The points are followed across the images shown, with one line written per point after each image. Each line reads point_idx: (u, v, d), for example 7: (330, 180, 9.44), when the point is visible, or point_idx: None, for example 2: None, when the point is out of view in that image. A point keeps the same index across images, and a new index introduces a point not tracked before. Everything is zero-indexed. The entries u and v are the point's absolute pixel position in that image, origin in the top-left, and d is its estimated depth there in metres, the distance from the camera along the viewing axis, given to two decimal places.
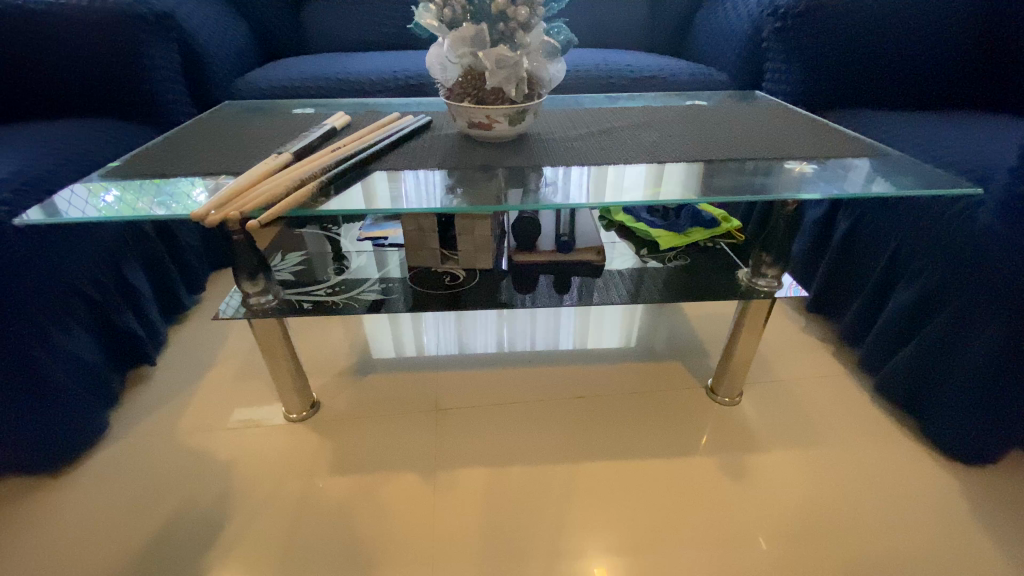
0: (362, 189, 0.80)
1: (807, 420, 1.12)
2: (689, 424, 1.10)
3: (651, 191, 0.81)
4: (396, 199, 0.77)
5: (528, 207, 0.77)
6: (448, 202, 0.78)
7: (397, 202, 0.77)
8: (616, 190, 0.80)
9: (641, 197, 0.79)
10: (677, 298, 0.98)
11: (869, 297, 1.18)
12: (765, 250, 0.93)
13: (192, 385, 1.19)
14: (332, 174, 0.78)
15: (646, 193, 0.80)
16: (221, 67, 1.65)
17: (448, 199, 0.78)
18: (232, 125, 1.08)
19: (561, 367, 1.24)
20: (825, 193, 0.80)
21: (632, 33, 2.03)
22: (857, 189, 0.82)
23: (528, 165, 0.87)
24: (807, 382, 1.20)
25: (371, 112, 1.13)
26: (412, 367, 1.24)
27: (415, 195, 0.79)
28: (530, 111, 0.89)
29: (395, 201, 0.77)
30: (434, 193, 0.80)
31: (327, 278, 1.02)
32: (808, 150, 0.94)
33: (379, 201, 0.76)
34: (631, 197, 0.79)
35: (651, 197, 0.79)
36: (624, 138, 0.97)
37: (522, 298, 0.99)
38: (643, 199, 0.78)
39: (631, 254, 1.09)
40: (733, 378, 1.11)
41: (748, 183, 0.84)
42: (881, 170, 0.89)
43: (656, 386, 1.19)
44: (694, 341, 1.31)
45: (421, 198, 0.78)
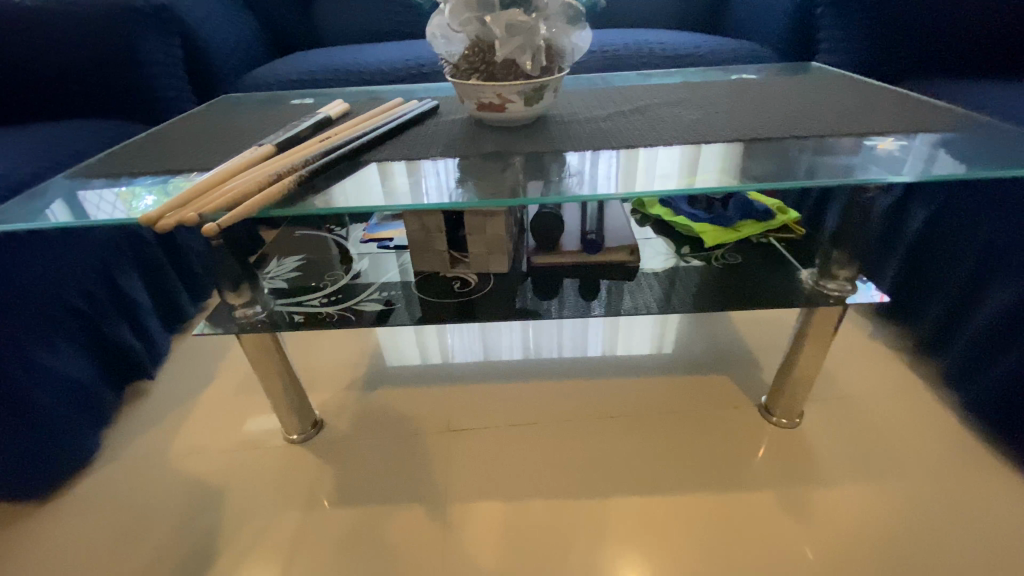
0: (354, 185, 0.68)
1: (883, 444, 0.95)
2: (739, 450, 0.95)
3: (686, 178, 0.66)
4: (393, 195, 0.65)
5: (546, 202, 0.63)
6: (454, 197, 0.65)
7: (395, 198, 0.64)
8: (647, 177, 0.66)
9: (674, 186, 0.65)
10: (730, 306, 0.82)
11: (959, 297, 0.99)
12: (835, 246, 0.77)
13: (191, 401, 1.11)
14: (318, 167, 0.67)
15: (681, 181, 0.66)
16: (226, 63, 1.58)
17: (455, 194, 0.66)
18: (222, 119, 0.98)
19: (587, 382, 1.10)
20: (920, 175, 0.63)
21: (662, 11, 1.87)
22: (961, 168, 0.65)
23: (546, 150, 0.74)
24: (880, 398, 1.03)
25: (373, 99, 1.02)
26: (424, 381, 1.13)
27: (416, 189, 0.66)
28: (550, 88, 0.76)
29: (394, 196, 0.65)
30: (439, 187, 0.67)
31: (325, 286, 0.91)
32: (888, 124, 0.77)
33: (371, 199, 0.64)
34: (663, 187, 0.64)
35: (686, 186, 0.64)
36: (661, 117, 0.82)
37: (548, 308, 0.86)
38: (679, 189, 0.64)
39: (669, 253, 0.95)
40: (792, 396, 0.95)
41: (817, 165, 0.68)
42: (983, 146, 0.72)
43: (700, 404, 1.04)
44: (741, 350, 1.15)
45: (422, 193, 0.65)
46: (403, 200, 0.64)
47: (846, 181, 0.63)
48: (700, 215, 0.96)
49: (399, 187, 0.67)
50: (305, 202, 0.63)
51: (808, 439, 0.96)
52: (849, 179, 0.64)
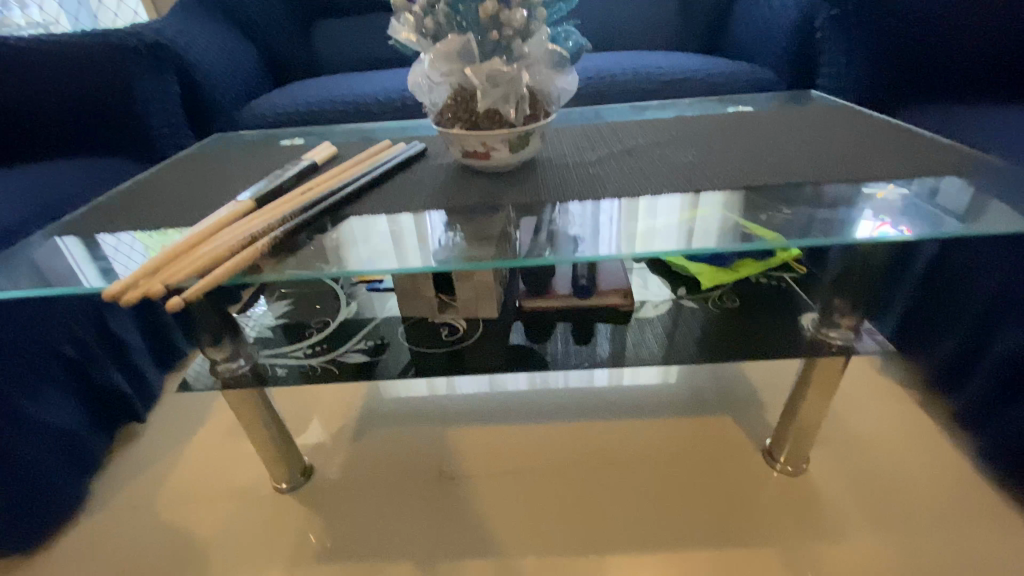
0: (339, 245, 0.67)
1: (895, 492, 0.90)
2: (741, 500, 0.91)
3: (683, 236, 0.63)
4: (377, 256, 0.64)
5: (533, 264, 0.61)
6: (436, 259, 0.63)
7: (381, 260, 0.63)
8: (646, 238, 0.63)
9: (670, 247, 0.62)
10: (723, 357, 0.79)
11: (969, 337, 0.95)
12: (837, 295, 0.73)
13: (181, 444, 1.09)
14: (296, 226, 0.65)
15: (678, 240, 0.63)
16: (224, 96, 1.59)
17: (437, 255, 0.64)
18: (211, 162, 0.98)
19: (585, 423, 1.07)
20: (921, 233, 0.60)
21: (661, 32, 1.85)
22: (964, 223, 0.62)
23: (532, 200, 0.72)
24: (891, 439, 0.99)
25: (362, 139, 1.01)
26: (417, 421, 1.10)
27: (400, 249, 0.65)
28: (535, 134, 0.74)
29: (380, 258, 0.63)
30: (424, 246, 0.65)
31: (311, 333, 0.90)
32: (888, 167, 0.74)
33: (356, 262, 0.63)
34: (661, 248, 0.61)
35: (684, 247, 0.61)
36: (652, 159, 0.80)
37: (537, 358, 0.84)
38: (678, 250, 0.61)
39: (666, 295, 0.92)
40: (795, 442, 0.91)
41: (812, 218, 0.65)
42: (987, 194, 0.68)
43: (701, 448, 1.00)
44: (744, 388, 1.11)
45: (407, 254, 0.64)
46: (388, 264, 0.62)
47: (841, 240, 0.60)
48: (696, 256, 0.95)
49: (384, 246, 0.66)
50: (280, 268, 0.62)
51: (814, 486, 0.92)
52: (855, 238, 0.60)
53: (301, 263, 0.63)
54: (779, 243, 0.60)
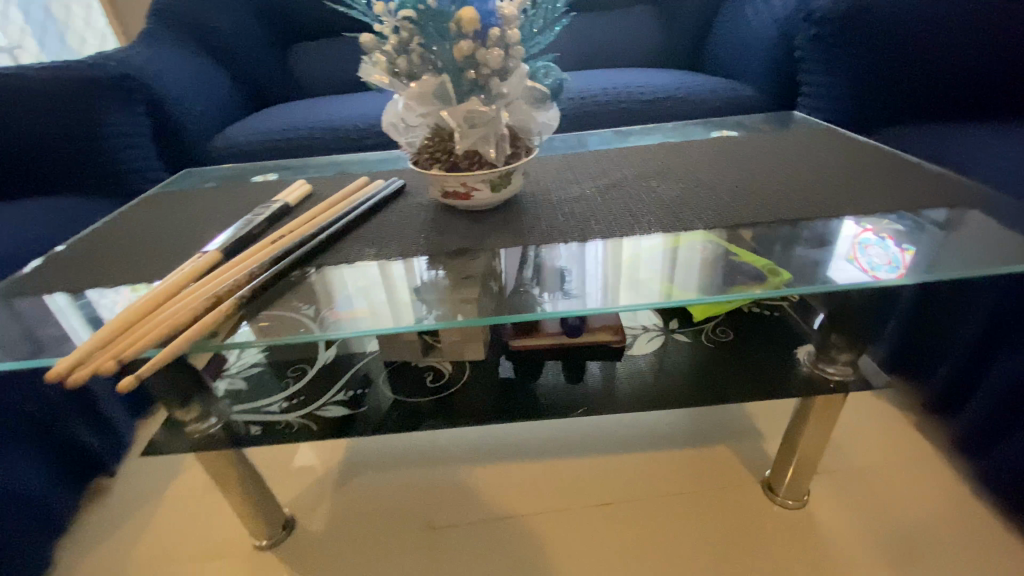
0: (317, 300, 0.63)
1: (898, 523, 0.88)
2: (742, 539, 0.88)
3: (665, 285, 0.61)
4: (359, 313, 0.61)
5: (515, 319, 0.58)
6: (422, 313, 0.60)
7: (366, 317, 0.60)
8: (631, 286, 0.61)
9: (653, 297, 0.59)
10: (714, 399, 0.76)
11: (965, 361, 0.94)
12: (835, 331, 0.72)
13: (155, 498, 1.04)
14: (266, 282, 0.61)
15: (662, 289, 0.60)
16: (198, 125, 1.54)
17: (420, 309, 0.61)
18: (181, 203, 0.94)
19: (579, 459, 1.04)
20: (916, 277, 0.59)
21: (642, 51, 1.85)
22: (958, 264, 0.60)
23: (517, 241, 0.68)
24: (891, 466, 0.97)
25: (339, 174, 0.97)
26: (405, 464, 1.06)
27: (384, 301, 0.62)
28: (517, 173, 0.71)
29: (365, 314, 0.60)
30: (406, 298, 0.62)
31: (287, 385, 0.85)
32: (879, 200, 0.72)
33: (338, 320, 0.60)
34: (645, 299, 0.59)
35: (676, 298, 0.59)
36: (639, 194, 0.77)
37: (523, 403, 0.80)
38: (661, 302, 0.58)
39: (657, 326, 0.89)
40: (794, 476, 0.89)
41: (806, 259, 0.63)
42: (978, 231, 0.67)
43: (699, 482, 0.97)
44: (741, 416, 1.09)
45: (390, 307, 0.61)
46: (372, 322, 0.59)
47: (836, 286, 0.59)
48: None
49: (365, 300, 0.63)
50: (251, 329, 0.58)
51: (816, 520, 0.90)
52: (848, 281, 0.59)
53: (277, 323, 0.60)
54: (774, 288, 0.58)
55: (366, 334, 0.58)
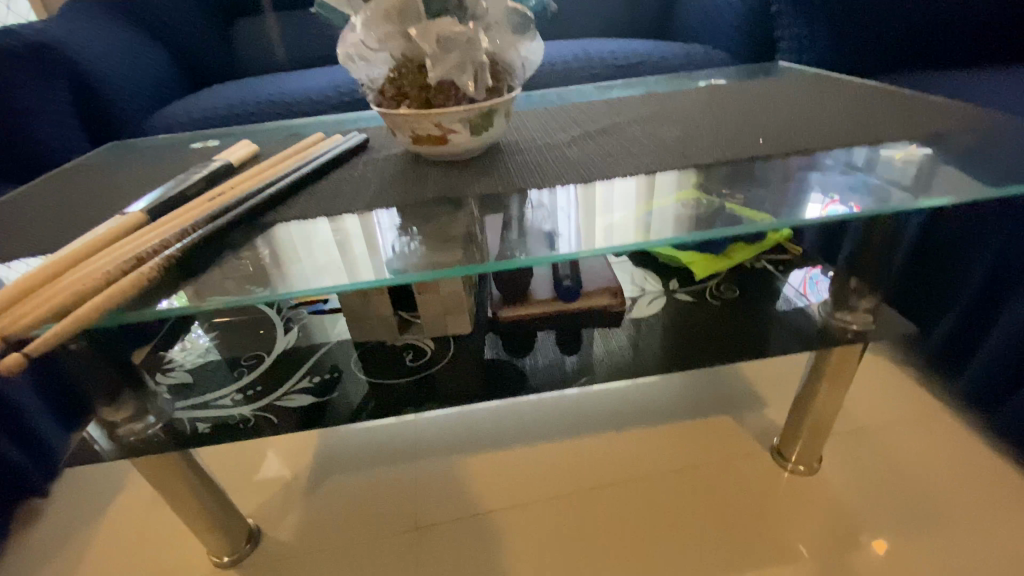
0: (262, 262, 0.53)
1: (910, 486, 0.85)
2: (756, 511, 0.82)
3: (656, 222, 0.53)
4: (316, 271, 0.51)
5: (482, 271, 0.50)
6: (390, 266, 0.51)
7: (321, 275, 0.51)
8: (613, 229, 0.52)
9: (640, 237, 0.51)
10: (709, 362, 0.71)
11: (971, 310, 0.89)
12: (854, 275, 0.66)
13: (95, 519, 0.90)
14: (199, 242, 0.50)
15: (637, 233, 0.52)
16: (129, 102, 1.38)
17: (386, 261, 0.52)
18: (103, 174, 0.80)
19: (576, 440, 0.96)
20: (954, 197, 0.51)
21: (610, 17, 1.78)
22: (999, 180, 0.53)
23: (503, 187, 0.59)
24: (896, 427, 0.94)
25: (291, 135, 0.85)
26: (384, 459, 0.96)
27: (343, 256, 0.53)
28: (500, 112, 0.62)
29: (321, 272, 0.51)
30: (369, 251, 0.53)
31: (241, 375, 0.75)
32: (899, 125, 0.64)
33: (288, 280, 0.51)
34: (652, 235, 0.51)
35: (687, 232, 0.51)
36: (633, 135, 0.69)
37: (514, 378, 0.72)
38: (669, 239, 0.50)
39: (657, 290, 0.84)
40: (806, 441, 0.84)
41: (829, 184, 0.56)
42: (1022, 145, 0.60)
43: (707, 455, 0.91)
44: (740, 382, 1.03)
45: (349, 262, 0.52)
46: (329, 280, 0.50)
47: (866, 211, 0.52)
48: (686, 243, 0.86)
49: (320, 257, 0.53)
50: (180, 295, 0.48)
51: (829, 488, 0.85)
52: (876, 206, 0.52)
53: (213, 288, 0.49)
54: (794, 218, 0.51)
55: (321, 293, 0.49)
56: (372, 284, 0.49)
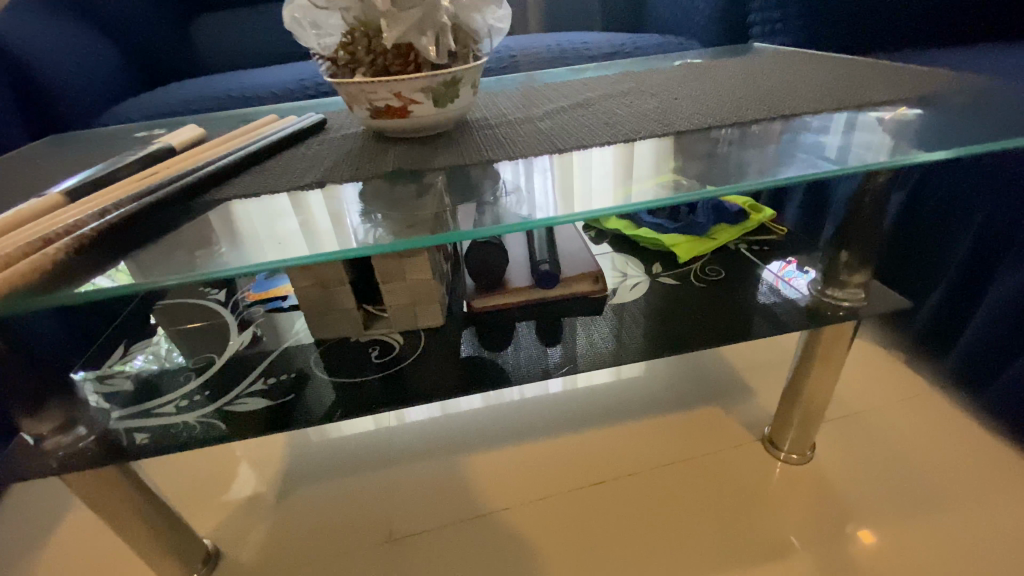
0: (207, 240, 0.47)
1: (907, 470, 0.82)
2: (753, 504, 0.79)
3: (638, 185, 0.49)
4: (256, 249, 0.45)
5: (450, 239, 0.45)
6: (358, 237, 0.45)
7: (266, 251, 0.45)
8: (592, 194, 0.48)
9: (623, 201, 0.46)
10: (698, 344, 0.67)
11: (957, 285, 0.88)
12: (844, 247, 0.63)
13: (36, 548, 0.81)
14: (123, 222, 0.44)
15: (617, 195, 0.47)
16: (76, 99, 1.29)
17: (358, 233, 0.46)
18: (33, 166, 0.73)
19: (560, 439, 0.90)
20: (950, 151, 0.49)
21: (582, 9, 1.75)
22: (994, 135, 0.51)
23: (471, 161, 0.55)
24: (887, 411, 0.92)
25: (242, 121, 0.79)
26: (357, 468, 0.89)
27: (293, 233, 0.47)
28: (467, 81, 0.57)
29: (265, 247, 0.45)
30: (329, 225, 0.47)
31: (187, 380, 0.69)
32: (886, 90, 0.62)
33: (237, 256, 0.44)
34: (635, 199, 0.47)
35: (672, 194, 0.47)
36: (610, 108, 0.65)
37: (493, 370, 0.67)
38: (654, 202, 0.46)
39: (639, 274, 0.80)
40: (800, 429, 0.80)
41: (819, 147, 0.52)
42: (1013, 106, 0.57)
43: (698, 447, 0.87)
44: (728, 371, 1.00)
45: (311, 235, 0.46)
46: (285, 253, 0.44)
47: (863, 166, 0.48)
48: (667, 225, 0.82)
49: (276, 232, 0.47)
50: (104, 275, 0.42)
51: (825, 475, 0.82)
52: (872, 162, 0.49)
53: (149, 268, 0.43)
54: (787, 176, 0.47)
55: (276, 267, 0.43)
56: (322, 259, 0.43)
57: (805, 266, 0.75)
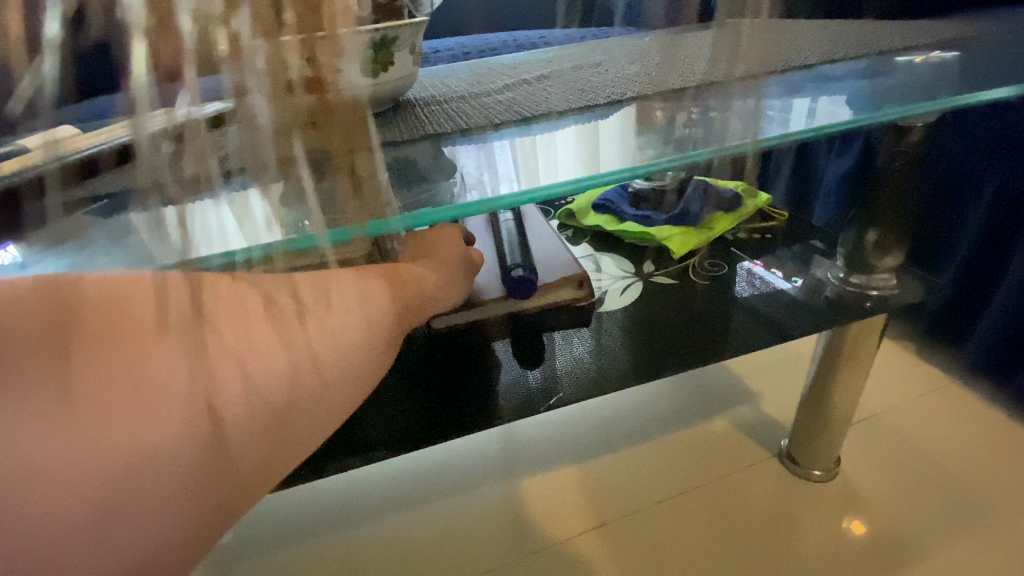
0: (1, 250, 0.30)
1: (945, 475, 0.73)
2: (781, 533, 0.67)
3: (620, 147, 0.44)
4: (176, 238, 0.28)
5: (424, 220, 0.37)
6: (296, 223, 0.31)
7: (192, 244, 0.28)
8: (564, 167, 0.42)
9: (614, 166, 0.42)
10: (700, 361, 0.60)
11: (967, 265, 0.79)
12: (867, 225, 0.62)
13: None
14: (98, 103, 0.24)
15: (584, 164, 0.42)
16: None
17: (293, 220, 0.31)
18: None
19: (550, 475, 0.77)
20: (971, 96, 0.46)
21: None
22: (1010, 87, 0.47)
23: (418, 135, 0.44)
24: (908, 410, 0.83)
25: None
26: (306, 531, 0.72)
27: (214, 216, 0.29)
28: (403, 43, 0.45)
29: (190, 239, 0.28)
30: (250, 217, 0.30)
31: None
32: (901, 36, 0.53)
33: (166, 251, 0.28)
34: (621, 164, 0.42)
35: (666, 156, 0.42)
36: (582, 75, 0.55)
37: (480, 409, 0.57)
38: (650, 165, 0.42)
39: (626, 273, 0.71)
40: (823, 438, 0.71)
41: (830, 101, 0.46)
42: None
43: (709, 471, 0.75)
44: (730, 375, 0.89)
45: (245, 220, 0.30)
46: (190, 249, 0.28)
47: (889, 113, 0.45)
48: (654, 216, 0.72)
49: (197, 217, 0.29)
50: None
51: (854, 489, 0.72)
52: (891, 111, 0.45)
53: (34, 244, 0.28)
54: (797, 131, 0.44)
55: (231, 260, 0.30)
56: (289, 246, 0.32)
57: (788, 274, 0.68)
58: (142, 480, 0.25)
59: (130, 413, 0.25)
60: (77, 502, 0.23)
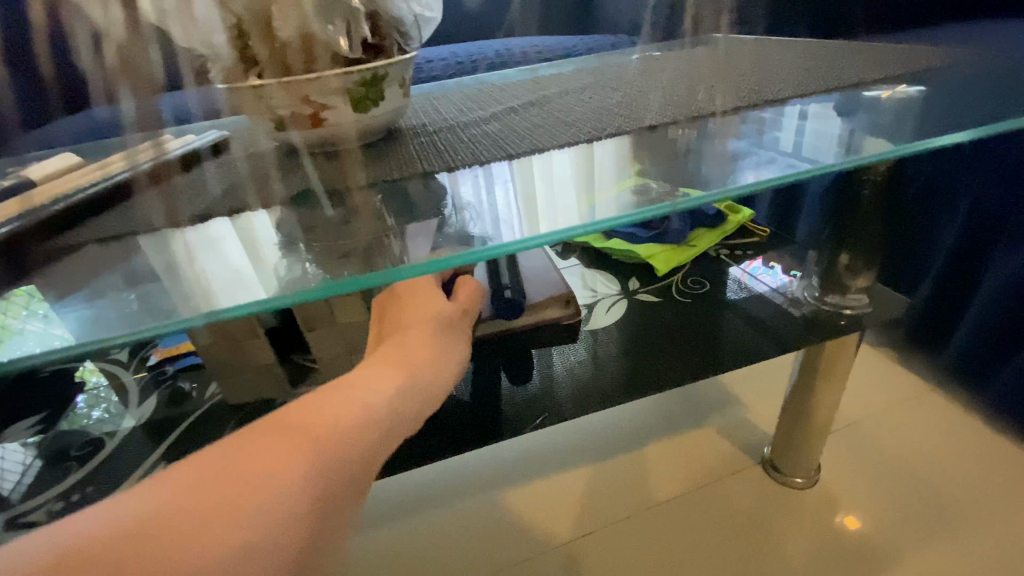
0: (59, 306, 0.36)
1: (922, 479, 0.76)
2: (763, 538, 0.70)
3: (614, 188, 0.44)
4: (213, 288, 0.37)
5: (444, 264, 0.38)
6: (279, 271, 0.38)
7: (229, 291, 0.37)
8: (556, 210, 0.42)
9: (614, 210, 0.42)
10: (678, 379, 0.62)
11: (947, 277, 0.81)
12: (843, 247, 0.64)
13: None
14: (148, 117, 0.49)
15: (580, 206, 0.42)
16: None
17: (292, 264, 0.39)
18: None
19: (542, 483, 0.79)
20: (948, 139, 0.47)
21: None
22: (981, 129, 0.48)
23: (408, 172, 0.47)
24: (888, 417, 0.85)
25: None
26: None
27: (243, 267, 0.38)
28: (392, 79, 0.47)
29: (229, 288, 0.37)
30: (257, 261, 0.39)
31: (62, 477, 0.53)
32: (872, 67, 0.55)
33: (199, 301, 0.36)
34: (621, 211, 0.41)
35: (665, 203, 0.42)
36: (567, 104, 0.56)
37: (474, 425, 0.60)
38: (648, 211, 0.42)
39: (615, 290, 0.73)
40: (804, 446, 0.73)
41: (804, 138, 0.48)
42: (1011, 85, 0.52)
43: (696, 478, 0.78)
44: (716, 383, 0.92)
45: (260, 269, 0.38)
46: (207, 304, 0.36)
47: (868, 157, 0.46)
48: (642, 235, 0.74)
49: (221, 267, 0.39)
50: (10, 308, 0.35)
51: (835, 495, 0.75)
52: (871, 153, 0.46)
53: (64, 288, 0.37)
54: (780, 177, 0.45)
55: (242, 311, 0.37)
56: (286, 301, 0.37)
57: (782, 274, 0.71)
58: (312, 481, 0.28)
59: (272, 458, 0.28)
60: (282, 517, 0.26)
